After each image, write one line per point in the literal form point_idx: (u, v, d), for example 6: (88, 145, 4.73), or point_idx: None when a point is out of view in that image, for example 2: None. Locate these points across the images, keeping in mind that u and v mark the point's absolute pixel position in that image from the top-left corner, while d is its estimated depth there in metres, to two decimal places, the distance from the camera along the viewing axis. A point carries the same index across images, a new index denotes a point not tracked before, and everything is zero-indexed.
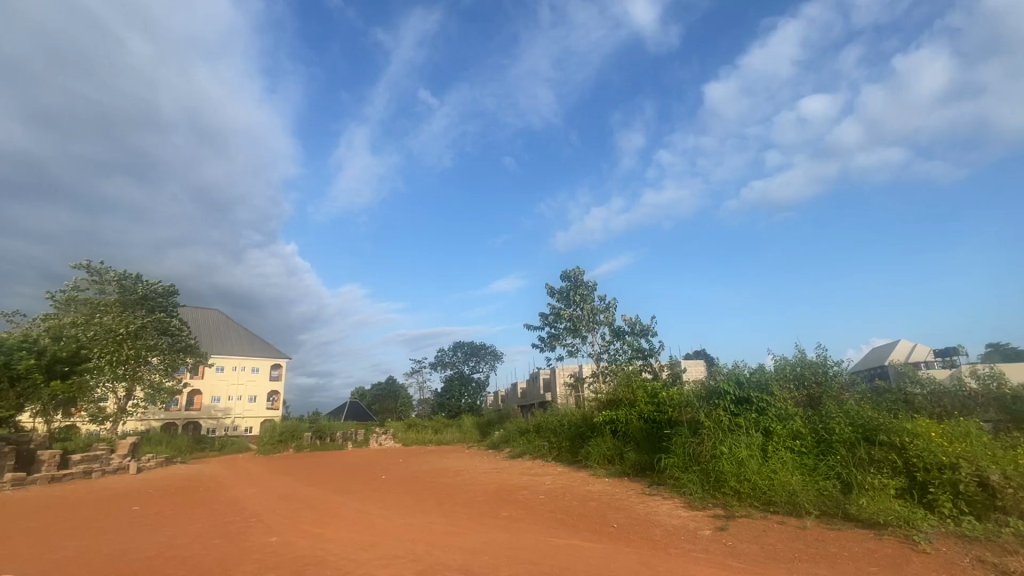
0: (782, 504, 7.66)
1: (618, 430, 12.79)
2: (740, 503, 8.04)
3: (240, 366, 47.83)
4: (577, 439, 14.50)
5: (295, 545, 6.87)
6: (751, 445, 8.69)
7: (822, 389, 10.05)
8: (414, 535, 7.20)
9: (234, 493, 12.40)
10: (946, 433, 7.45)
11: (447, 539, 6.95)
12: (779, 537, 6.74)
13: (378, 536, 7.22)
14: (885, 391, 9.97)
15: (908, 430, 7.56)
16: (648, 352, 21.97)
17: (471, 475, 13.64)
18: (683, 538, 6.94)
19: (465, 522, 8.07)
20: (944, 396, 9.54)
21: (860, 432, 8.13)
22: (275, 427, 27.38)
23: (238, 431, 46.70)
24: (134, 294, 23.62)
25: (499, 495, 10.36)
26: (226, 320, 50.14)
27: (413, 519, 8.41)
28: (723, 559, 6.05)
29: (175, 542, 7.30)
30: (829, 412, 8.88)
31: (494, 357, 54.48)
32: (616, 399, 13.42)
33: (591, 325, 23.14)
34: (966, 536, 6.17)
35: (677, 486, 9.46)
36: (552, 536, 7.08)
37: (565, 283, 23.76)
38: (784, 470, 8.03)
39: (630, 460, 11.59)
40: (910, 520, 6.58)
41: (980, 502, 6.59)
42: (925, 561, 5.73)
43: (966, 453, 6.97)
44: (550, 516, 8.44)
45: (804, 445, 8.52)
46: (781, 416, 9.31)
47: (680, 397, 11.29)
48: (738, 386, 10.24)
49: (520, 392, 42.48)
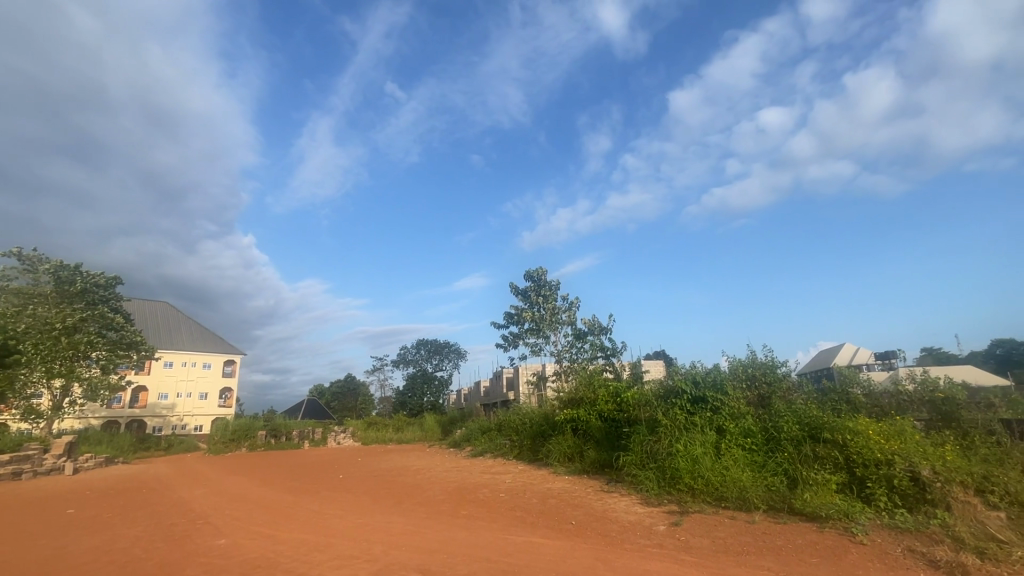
0: (733, 500, 7.93)
1: (578, 428, 12.95)
2: (693, 499, 8.29)
3: (190, 362, 45.79)
4: (538, 437, 14.61)
5: (244, 547, 6.63)
6: (705, 442, 8.98)
7: (772, 389, 10.44)
8: (370, 535, 7.07)
9: (181, 494, 11.85)
10: (884, 431, 7.92)
11: (404, 538, 6.84)
12: (729, 531, 6.98)
13: (332, 537, 7.05)
14: (831, 391, 10.44)
15: (850, 429, 7.99)
16: (611, 352, 22.30)
17: (432, 473, 13.52)
18: (638, 533, 7.10)
19: (423, 521, 7.98)
20: (883, 396, 10.09)
21: (806, 430, 8.51)
22: (226, 425, 26.33)
23: (187, 430, 44.75)
24: (72, 287, 22.20)
25: (459, 494, 10.28)
26: (176, 314, 47.84)
27: (370, 519, 8.25)
28: (677, 553, 6.21)
29: (115, 546, 6.95)
30: (778, 412, 9.27)
31: (458, 356, 54.04)
32: (577, 398, 13.60)
33: (554, 324, 23.32)
34: (898, 528, 6.58)
35: (634, 484, 9.66)
36: (511, 534, 7.08)
37: (528, 283, 23.87)
38: (735, 467, 8.34)
39: (589, 458, 11.77)
40: (849, 513, 6.95)
41: (912, 496, 7.04)
42: (862, 552, 6.06)
43: (900, 450, 7.43)
44: (509, 514, 8.43)
45: (754, 442, 8.86)
46: (733, 415, 9.66)
47: (639, 396, 11.51)
48: (695, 386, 10.55)
49: (483, 391, 42.37)
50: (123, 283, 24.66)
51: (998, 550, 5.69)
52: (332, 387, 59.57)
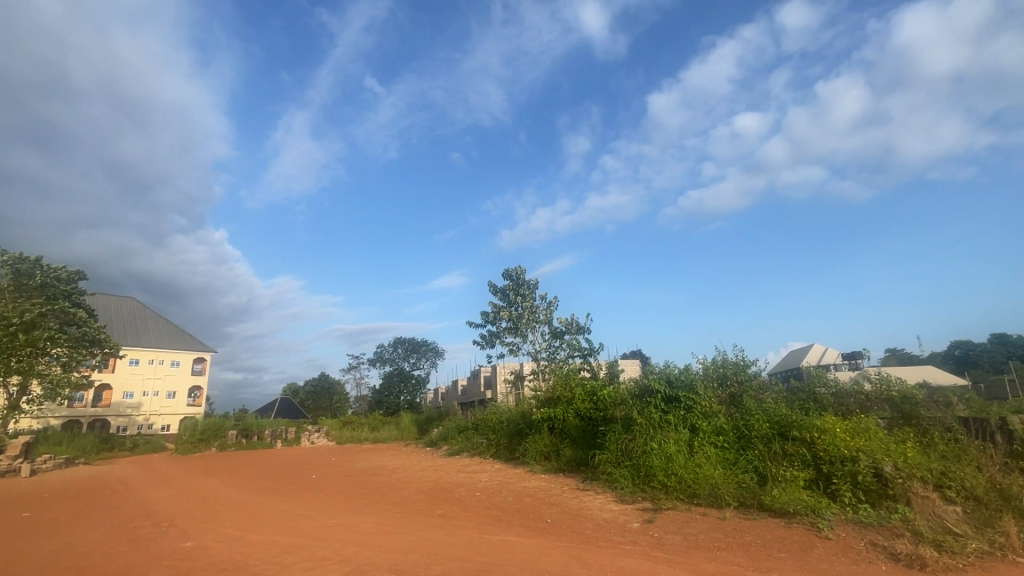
0: (705, 497, 8.07)
1: (555, 427, 12.99)
2: (667, 496, 8.42)
3: (157, 360, 44.37)
4: (514, 436, 14.62)
5: (211, 550, 6.45)
6: (679, 440, 9.14)
7: (743, 388, 10.66)
8: (343, 536, 6.95)
9: (147, 495, 11.46)
10: (849, 429, 8.16)
11: (377, 539, 6.75)
12: (701, 527, 7.10)
13: (304, 538, 6.92)
14: (799, 390, 10.69)
15: (817, 427, 8.22)
16: (588, 351, 22.46)
17: (407, 473, 13.40)
18: (612, 531, 7.15)
19: (397, 521, 7.90)
20: (848, 395, 10.38)
21: (776, 428, 8.71)
22: (195, 425, 25.61)
23: (153, 430, 43.36)
24: (31, 281, 21.21)
25: (434, 493, 10.20)
26: (143, 310, 46.27)
27: (343, 519, 8.13)
28: (650, 550, 6.29)
29: (74, 550, 6.67)
30: (749, 410, 9.47)
31: (436, 354, 53.73)
32: (554, 396, 13.66)
33: (532, 323, 23.39)
34: (862, 522, 6.79)
35: (608, 482, 9.76)
36: (486, 533, 7.05)
37: (507, 282, 23.87)
38: (707, 464, 8.50)
39: (565, 457, 11.84)
40: (816, 509, 7.15)
41: (875, 491, 7.27)
42: (827, 546, 6.24)
43: (864, 447, 7.67)
44: (484, 513, 8.41)
45: (726, 440, 9.03)
46: (706, 413, 9.83)
47: (615, 395, 11.62)
48: (669, 385, 10.70)
49: (460, 390, 42.22)
50: (87, 277, 23.75)
51: (954, 543, 5.93)
52: (307, 385, 58.45)
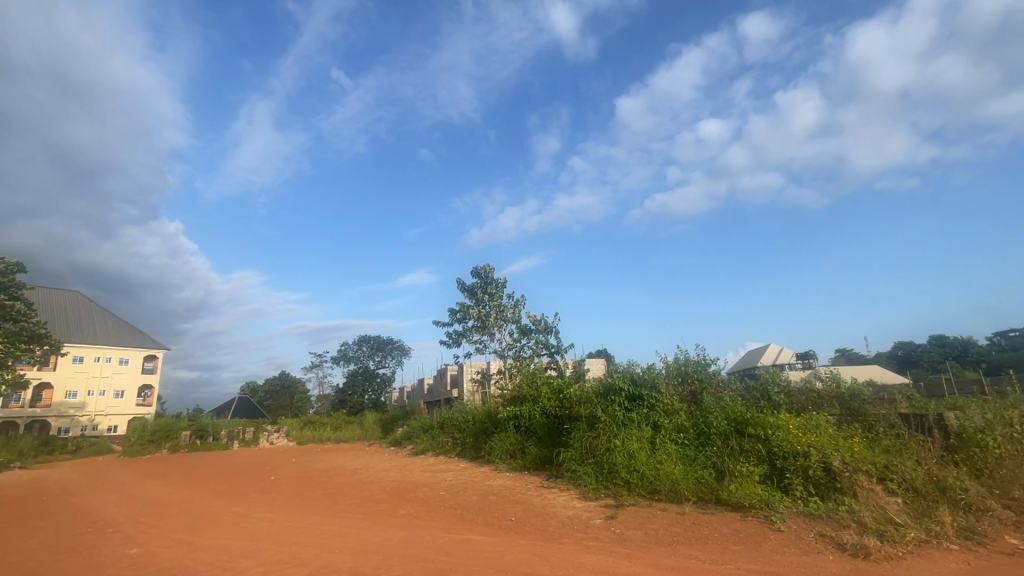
0: (665, 492, 8.27)
1: (520, 425, 13.01)
2: (629, 493, 8.57)
3: (104, 357, 42.08)
4: (480, 434, 14.58)
5: (160, 556, 6.15)
6: (641, 438, 9.33)
7: (703, 386, 10.92)
8: (301, 538, 6.76)
9: (90, 500, 10.83)
10: (802, 425, 8.51)
11: (337, 541, 6.59)
12: (661, 522, 7.25)
13: (260, 541, 6.70)
14: (756, 387, 11.06)
15: (771, 424, 8.52)
16: (555, 349, 22.64)
17: (370, 473, 13.17)
18: (575, 528, 7.21)
19: (359, 522, 7.74)
20: (801, 393, 10.81)
21: (733, 425, 8.99)
22: (145, 425, 24.44)
23: (98, 431, 41.05)
24: None
25: (398, 493, 10.05)
26: (89, 305, 43.81)
27: (302, 521, 7.90)
28: (611, 546, 6.38)
29: (6, 560, 6.25)
30: (709, 407, 9.74)
31: (402, 353, 53.03)
32: (521, 395, 13.69)
33: (499, 322, 23.40)
34: (811, 514, 7.09)
35: (572, 479, 9.87)
36: (449, 532, 7.00)
37: (475, 280, 23.75)
38: (668, 461, 8.71)
39: (530, 454, 11.89)
40: (769, 502, 7.43)
41: (824, 484, 7.61)
42: (779, 538, 6.50)
43: (815, 443, 8.01)
44: (448, 512, 8.35)
45: (686, 437, 9.27)
46: (668, 411, 10.06)
47: (581, 393, 11.75)
48: (633, 384, 10.89)
49: (426, 389, 41.77)
50: (27, 269, 22.30)
51: (895, 533, 6.27)
52: (266, 385, 56.53)
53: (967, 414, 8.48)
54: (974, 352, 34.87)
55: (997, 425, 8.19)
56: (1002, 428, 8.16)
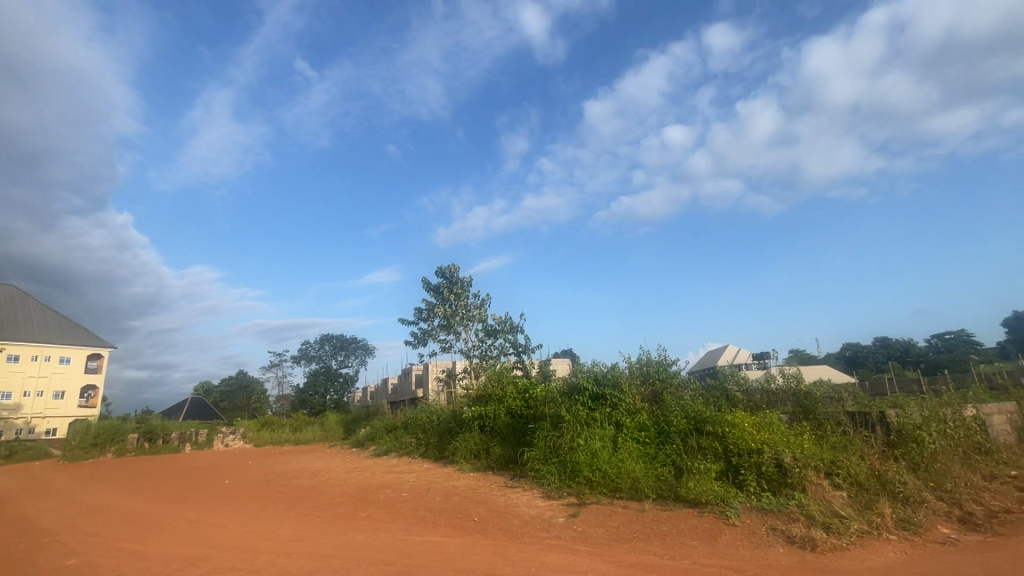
0: (626, 490, 8.43)
1: (485, 425, 12.98)
2: (591, 491, 8.69)
3: (43, 357, 39.48)
4: (444, 435, 14.47)
5: (102, 566, 5.84)
6: (604, 436, 9.49)
7: (664, 386, 11.10)
8: (256, 544, 6.53)
9: (24, 509, 10.14)
10: (756, 423, 8.82)
11: (294, 545, 6.41)
12: (622, 520, 7.38)
13: (211, 548, 6.43)
14: (714, 387, 11.38)
15: (728, 422, 8.80)
16: (521, 349, 22.72)
17: (330, 475, 12.86)
18: (538, 526, 7.26)
19: (318, 526, 7.55)
20: (757, 392, 11.20)
21: (692, 423, 9.23)
22: (87, 428, 23.03)
23: (36, 434, 38.50)
24: None
25: (359, 495, 9.87)
26: (26, 300, 41.00)
27: (257, 526, 7.64)
28: (574, 544, 6.44)
29: None
30: (669, 406, 9.96)
31: (366, 352, 52.03)
32: (486, 395, 13.67)
33: (465, 321, 23.30)
34: (764, 509, 7.37)
35: (536, 478, 9.93)
36: (410, 534, 6.93)
37: (440, 279, 23.56)
38: (630, 459, 8.88)
39: (494, 454, 11.89)
40: (725, 498, 7.69)
41: (776, 480, 7.92)
42: (733, 532, 6.72)
43: (768, 440, 8.32)
44: (411, 513, 8.25)
45: (647, 436, 9.46)
46: (630, 410, 10.24)
47: (546, 393, 11.83)
48: (596, 383, 11.05)
49: (390, 389, 41.15)
50: None
51: (840, 525, 6.60)
52: (221, 385, 54.37)
53: (906, 412, 9.00)
54: (914, 353, 37.06)
55: (932, 421, 8.73)
56: (937, 425, 8.70)
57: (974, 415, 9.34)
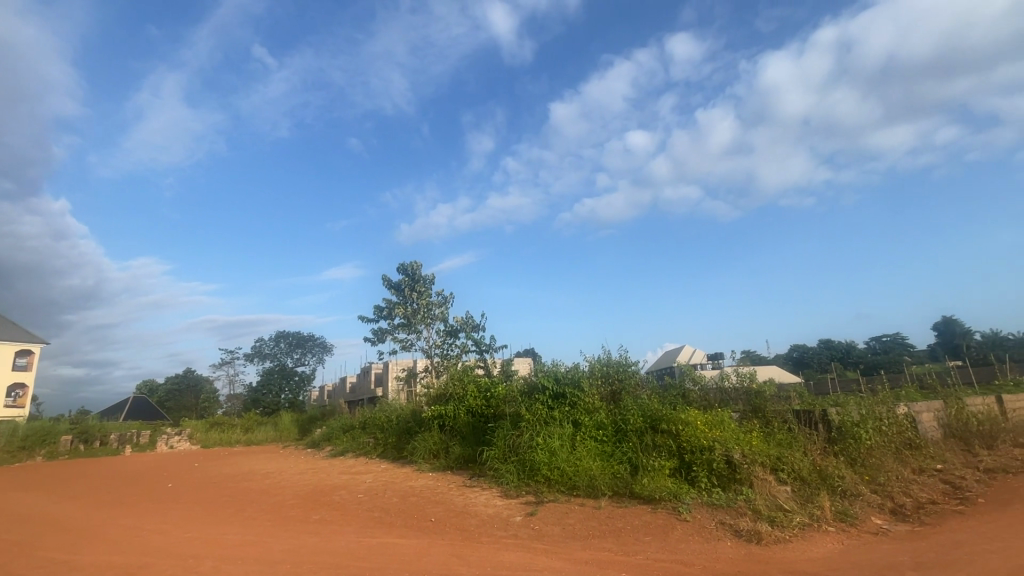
0: (583, 487, 8.56)
1: (445, 425, 12.85)
2: (549, 490, 8.79)
3: None
4: (403, 434, 14.26)
5: None
6: (562, 435, 9.57)
7: (623, 385, 11.21)
8: (200, 550, 6.24)
9: None
10: (708, 422, 9.09)
11: (241, 551, 6.16)
12: (578, 517, 7.47)
13: (151, 556, 6.08)
14: (670, 386, 11.64)
15: (683, 420, 9.03)
16: (483, 348, 22.65)
17: (283, 476, 12.44)
18: (495, 525, 7.26)
19: (267, 530, 7.27)
20: (711, 391, 11.53)
21: (648, 421, 9.42)
22: (14, 430, 21.38)
23: None
24: None
25: (312, 497, 9.57)
26: None
27: (202, 531, 7.30)
28: (530, 542, 6.46)
29: None
30: (626, 405, 10.13)
31: (324, 350, 50.61)
32: (447, 394, 13.54)
33: (426, 320, 23.02)
34: (714, 504, 7.62)
35: (495, 477, 9.92)
36: (364, 536, 6.78)
37: (402, 276, 23.20)
38: (587, 457, 9.00)
39: (454, 454, 11.81)
40: (678, 494, 7.92)
41: (726, 476, 8.20)
42: (685, 527, 6.92)
43: (719, 438, 8.59)
44: (366, 515, 8.07)
45: (605, 434, 9.59)
46: (588, 408, 10.35)
47: (506, 392, 11.81)
48: (556, 382, 11.15)
49: (348, 388, 40.18)
50: None
51: (784, 518, 6.91)
52: (166, 384, 51.70)
53: (847, 410, 9.50)
54: (854, 354, 39.29)
55: (869, 419, 9.25)
56: (873, 422, 9.24)
57: (906, 414, 9.95)
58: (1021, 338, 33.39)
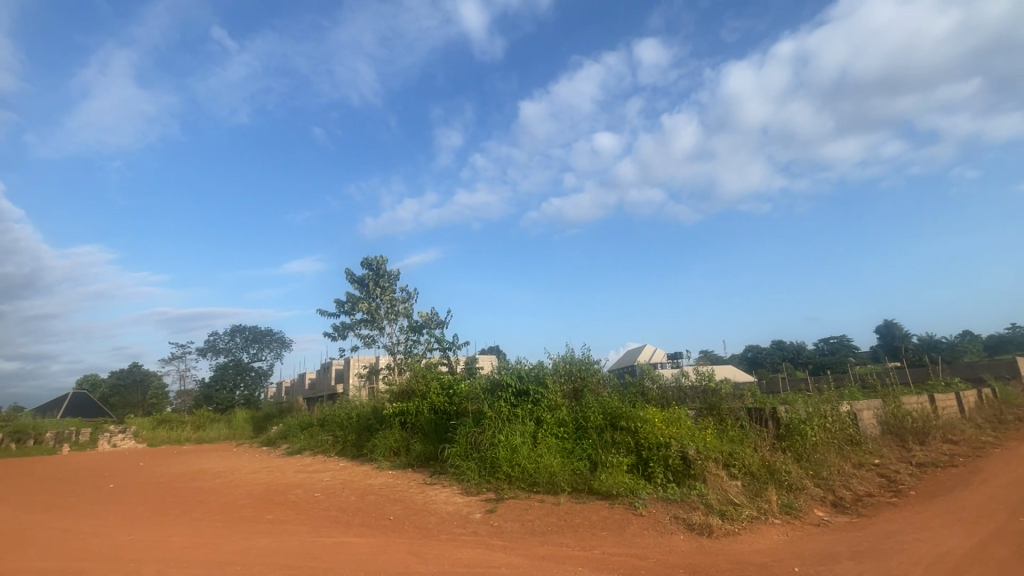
0: (543, 484, 8.65)
1: (406, 422, 12.71)
2: (509, 486, 8.84)
3: None
4: (364, 432, 14.02)
5: None
6: (524, 432, 9.64)
7: (586, 383, 11.35)
8: (142, 554, 5.93)
9: None
10: (665, 419, 9.33)
11: (187, 554, 5.90)
12: (537, 513, 7.53)
13: (87, 561, 5.76)
14: (631, 384, 11.85)
15: (641, 417, 9.24)
16: (448, 345, 22.46)
17: (234, 475, 11.97)
18: (454, 523, 7.23)
19: (216, 531, 7.01)
20: (670, 388, 11.81)
21: (608, 418, 9.59)
22: None
23: None
24: None
25: (266, 497, 9.28)
26: None
27: (144, 534, 6.94)
28: (489, 539, 6.47)
29: None
30: (587, 403, 10.27)
31: (282, 345, 49.10)
32: (409, 391, 13.38)
33: (390, 316, 22.68)
34: (668, 499, 7.84)
35: (456, 475, 9.88)
36: (320, 536, 6.61)
37: (366, 271, 22.77)
38: (548, 454, 9.09)
39: (414, 452, 11.70)
40: (634, 490, 8.11)
41: (681, 471, 8.45)
42: (640, 522, 7.10)
43: (675, 435, 8.84)
44: (322, 514, 7.90)
45: (566, 431, 9.70)
46: (551, 406, 10.44)
47: (469, 389, 11.77)
48: (519, 379, 11.21)
49: (307, 384, 39.12)
50: None
51: (734, 511, 7.19)
52: (110, 379, 49.02)
53: (794, 408, 9.95)
54: (804, 355, 41.22)
55: (814, 417, 9.74)
56: (818, 420, 9.73)
57: (848, 411, 10.52)
58: (952, 341, 35.95)
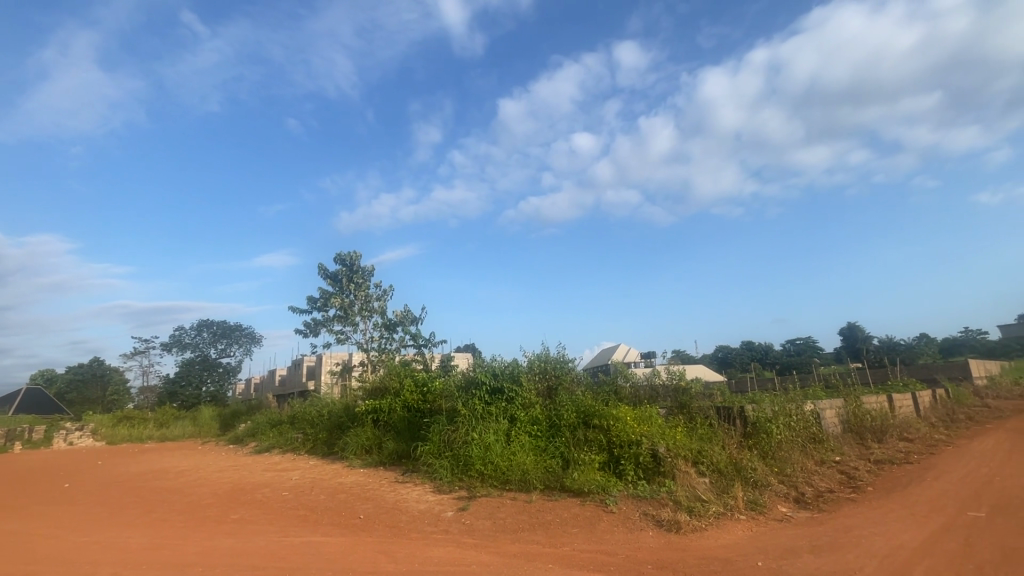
0: (515, 482, 8.67)
1: (379, 420, 12.55)
2: (482, 484, 8.83)
3: None
4: (335, 430, 13.79)
5: None
6: (498, 430, 9.64)
7: (560, 381, 11.40)
8: (98, 557, 5.69)
9: None
10: (636, 417, 9.46)
11: (146, 555, 5.69)
12: (509, 511, 7.55)
13: (38, 564, 5.51)
14: (605, 382, 11.95)
15: (613, 416, 9.36)
16: (422, 343, 22.28)
17: (198, 474, 11.57)
18: (425, 521, 7.19)
19: (178, 531, 6.80)
20: (642, 387, 11.96)
21: (581, 417, 9.68)
22: None
23: None
24: None
25: (232, 496, 9.03)
26: None
27: (102, 536, 6.67)
28: (459, 537, 6.46)
29: None
30: (561, 401, 10.32)
31: (252, 341, 47.88)
32: (382, 388, 13.21)
33: (363, 312, 22.35)
34: (638, 496, 7.95)
35: (429, 472, 9.81)
36: (288, 536, 6.47)
37: (339, 267, 22.39)
38: (521, 452, 9.11)
39: (387, 450, 11.57)
40: (606, 487, 8.20)
41: (650, 469, 8.58)
42: (610, 519, 7.19)
43: (646, 433, 8.98)
44: (290, 513, 7.73)
45: (539, 429, 9.73)
46: (525, 404, 10.46)
47: (443, 386, 11.69)
48: (494, 378, 11.20)
49: (277, 380, 38.30)
50: None
51: (701, 508, 7.34)
52: (67, 374, 46.98)
53: (761, 407, 10.22)
54: (771, 355, 42.45)
55: (780, 415, 10.03)
56: (783, 419, 10.02)
57: (812, 410, 10.86)
58: (910, 343, 37.60)
